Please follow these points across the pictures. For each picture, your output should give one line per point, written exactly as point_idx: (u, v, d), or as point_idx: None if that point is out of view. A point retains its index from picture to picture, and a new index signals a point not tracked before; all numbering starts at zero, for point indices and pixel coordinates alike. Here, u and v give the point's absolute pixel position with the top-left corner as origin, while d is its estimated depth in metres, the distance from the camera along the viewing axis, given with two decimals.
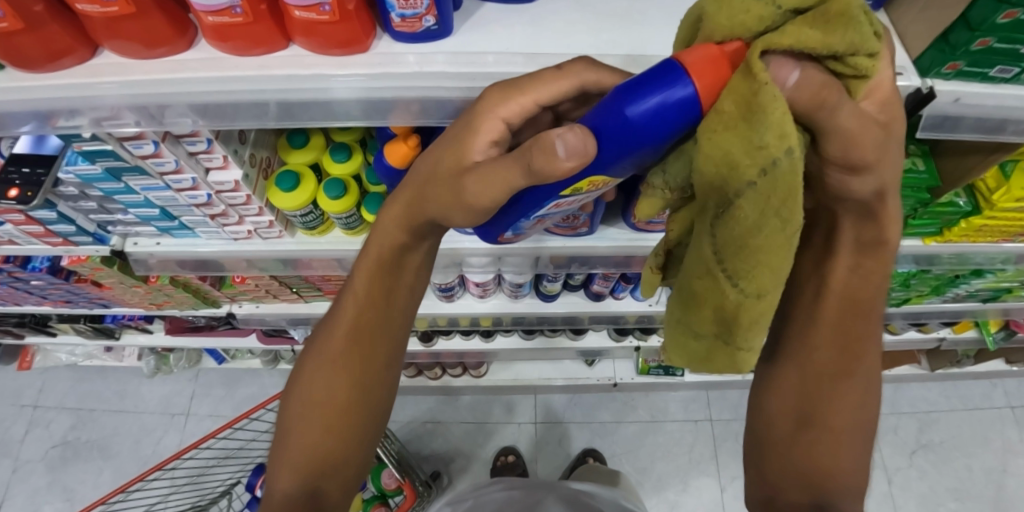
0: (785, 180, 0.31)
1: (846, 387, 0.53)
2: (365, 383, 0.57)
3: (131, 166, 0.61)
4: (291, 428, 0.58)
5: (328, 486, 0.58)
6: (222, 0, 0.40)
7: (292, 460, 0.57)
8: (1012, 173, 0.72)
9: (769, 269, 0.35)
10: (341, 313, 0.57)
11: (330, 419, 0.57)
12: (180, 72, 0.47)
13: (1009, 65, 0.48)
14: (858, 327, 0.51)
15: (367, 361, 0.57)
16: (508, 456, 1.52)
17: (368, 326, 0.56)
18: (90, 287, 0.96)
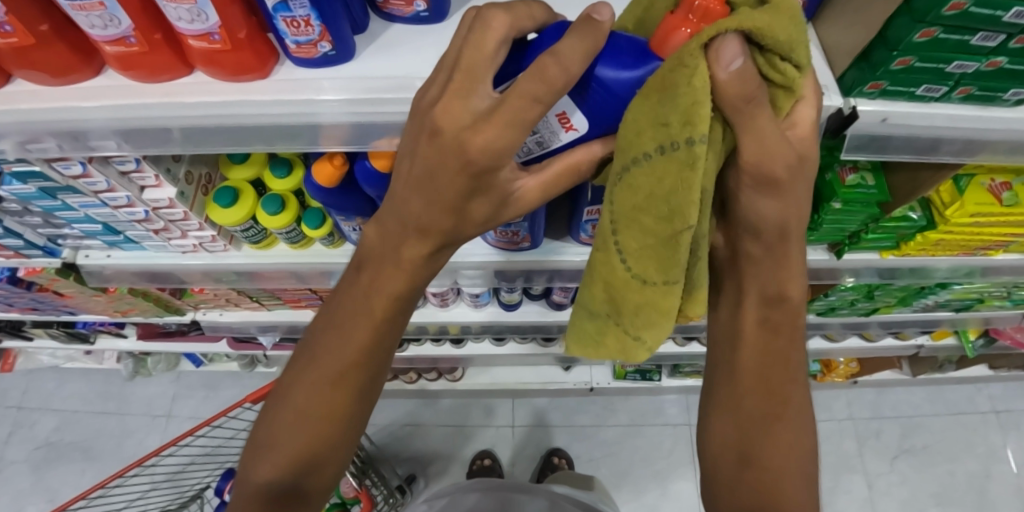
0: (678, 163, 0.34)
1: (780, 426, 0.52)
2: (366, 389, 0.52)
3: (64, 186, 0.62)
4: (274, 426, 0.52)
5: (310, 481, 0.53)
6: (114, 31, 0.41)
7: (275, 454, 0.51)
8: (966, 188, 0.70)
9: (655, 257, 0.40)
10: (346, 312, 0.50)
11: (323, 425, 0.51)
12: (89, 100, 0.47)
13: (935, 84, 0.46)
14: (781, 366, 0.51)
15: (371, 368, 0.51)
16: (485, 459, 1.52)
17: (378, 335, 0.50)
18: (52, 296, 0.96)
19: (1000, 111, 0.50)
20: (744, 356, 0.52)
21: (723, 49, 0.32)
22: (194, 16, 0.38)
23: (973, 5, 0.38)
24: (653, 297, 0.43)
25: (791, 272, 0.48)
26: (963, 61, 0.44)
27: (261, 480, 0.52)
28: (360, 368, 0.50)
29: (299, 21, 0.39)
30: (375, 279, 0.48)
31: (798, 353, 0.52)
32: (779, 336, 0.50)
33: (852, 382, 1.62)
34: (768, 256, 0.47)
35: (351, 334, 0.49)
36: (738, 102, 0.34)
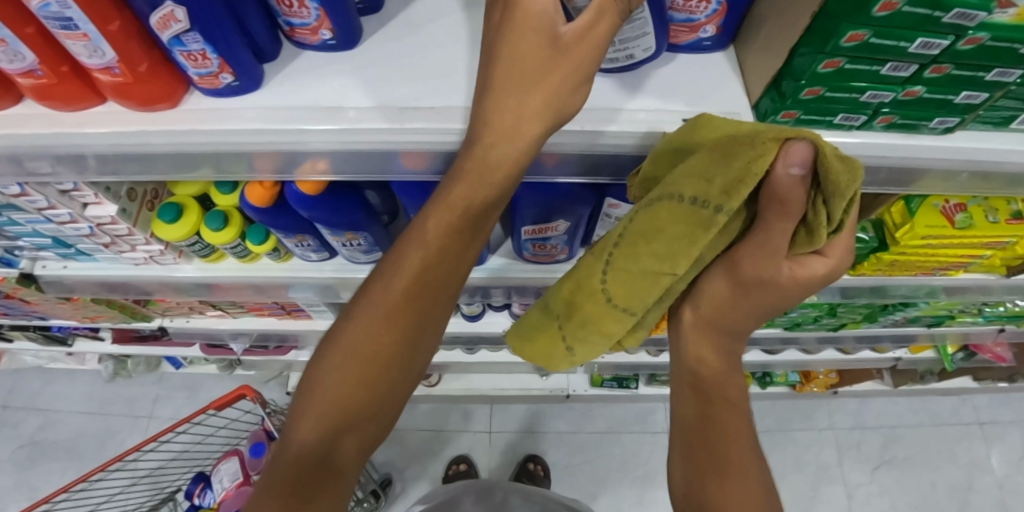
0: (701, 218, 0.40)
1: (730, 480, 0.53)
2: (416, 341, 0.48)
3: (6, 204, 0.62)
4: (318, 381, 0.48)
5: (347, 448, 0.49)
6: (18, 64, 0.41)
7: (319, 410, 0.47)
8: (917, 210, 0.69)
9: (631, 288, 0.48)
10: (397, 254, 0.46)
11: (374, 376, 0.47)
12: (5, 127, 0.47)
13: (852, 113, 0.45)
14: (726, 419, 0.55)
15: (424, 317, 0.48)
16: (461, 464, 1.52)
17: (433, 276, 0.46)
18: (19, 303, 0.97)
19: (926, 138, 0.50)
20: (689, 408, 0.57)
21: (789, 155, 0.34)
22: (92, 52, 0.39)
23: (873, 36, 0.37)
24: (604, 313, 0.51)
25: (725, 345, 0.56)
26: (877, 90, 0.43)
27: (305, 443, 0.47)
28: (415, 315, 0.47)
29: (195, 55, 0.40)
30: (432, 216, 0.44)
31: (744, 415, 0.56)
32: (716, 390, 0.56)
33: (833, 392, 1.61)
34: (700, 335, 0.55)
35: (404, 275, 0.46)
36: (773, 206, 0.37)
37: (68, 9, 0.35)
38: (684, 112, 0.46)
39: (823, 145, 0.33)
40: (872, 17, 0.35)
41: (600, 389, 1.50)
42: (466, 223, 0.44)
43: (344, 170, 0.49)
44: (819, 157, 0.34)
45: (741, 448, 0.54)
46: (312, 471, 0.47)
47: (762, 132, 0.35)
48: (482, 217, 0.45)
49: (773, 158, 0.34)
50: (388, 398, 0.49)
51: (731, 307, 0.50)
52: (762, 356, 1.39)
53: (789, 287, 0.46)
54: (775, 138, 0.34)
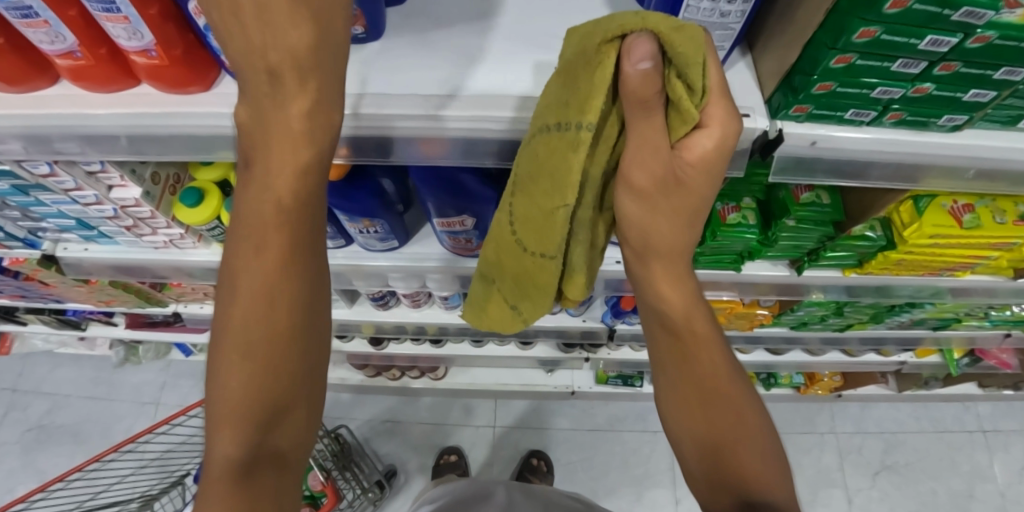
0: (566, 141, 0.39)
1: (727, 414, 0.55)
2: (307, 305, 0.46)
3: (34, 184, 0.65)
4: (220, 381, 0.44)
5: (278, 438, 0.46)
6: (60, 44, 0.43)
7: (228, 410, 0.44)
8: (925, 209, 0.70)
9: (539, 233, 0.47)
10: (253, 232, 0.43)
11: (275, 356, 0.44)
12: (41, 108, 0.50)
13: (862, 108, 0.46)
14: (699, 353, 0.55)
15: (305, 277, 0.45)
16: (451, 455, 1.53)
17: (299, 240, 0.44)
18: (37, 285, 0.99)
19: (935, 135, 0.50)
20: (667, 354, 0.56)
21: (633, 53, 0.34)
22: (131, 35, 0.41)
23: (884, 33, 0.38)
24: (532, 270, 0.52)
25: (680, 271, 0.53)
26: (887, 86, 0.44)
27: (228, 451, 0.44)
28: (295, 285, 0.44)
29: None
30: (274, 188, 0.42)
31: (720, 343, 0.56)
32: (689, 331, 0.55)
33: (836, 396, 1.61)
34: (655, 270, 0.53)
35: (266, 249, 0.43)
36: (633, 103, 0.37)
37: None
38: None
39: (634, 24, 0.34)
40: (882, 13, 0.36)
41: (604, 387, 1.51)
42: (302, 174, 0.42)
43: (362, 155, 0.50)
44: (651, 37, 0.34)
45: (726, 377, 0.56)
46: (246, 472, 0.45)
47: (591, 43, 0.36)
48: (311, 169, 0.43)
49: (614, 58, 0.35)
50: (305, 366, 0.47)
51: (648, 226, 0.49)
52: (766, 357, 1.39)
53: (693, 173, 0.44)
54: (603, 42, 0.35)
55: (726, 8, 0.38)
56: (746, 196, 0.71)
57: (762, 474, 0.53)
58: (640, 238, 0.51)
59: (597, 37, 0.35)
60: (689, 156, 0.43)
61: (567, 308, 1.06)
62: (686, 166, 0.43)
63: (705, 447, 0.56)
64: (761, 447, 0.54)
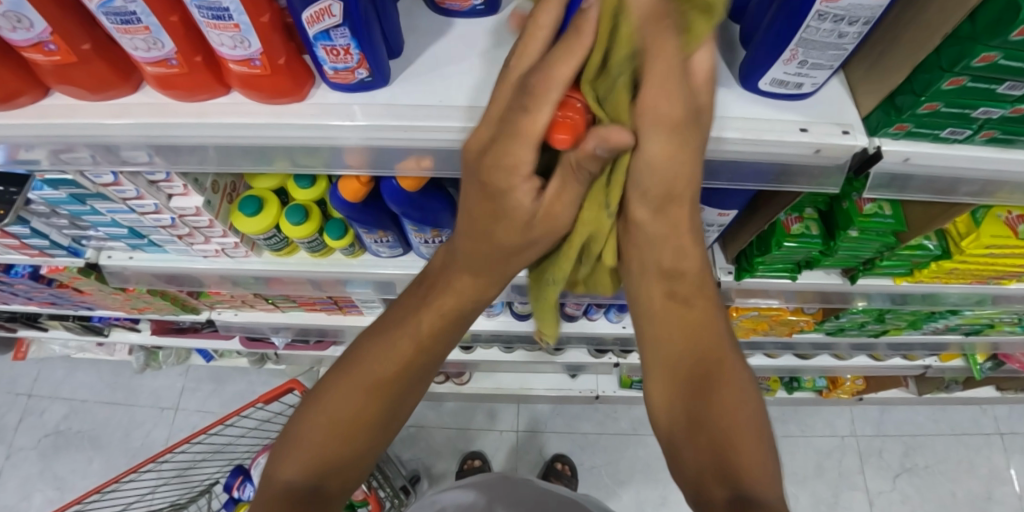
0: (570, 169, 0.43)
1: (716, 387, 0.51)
2: (394, 399, 0.54)
3: (94, 193, 0.63)
4: (299, 429, 0.53)
5: (331, 484, 0.52)
6: (156, 53, 0.42)
7: (303, 450, 0.51)
8: (983, 220, 0.70)
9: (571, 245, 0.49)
10: (380, 332, 0.56)
11: (360, 429, 0.53)
12: (125, 116, 0.48)
13: (960, 127, 0.47)
14: (696, 315, 0.53)
15: (407, 380, 0.55)
16: (475, 460, 1.53)
17: (415, 357, 0.55)
18: (71, 292, 0.97)
19: (1021, 153, 0.50)
20: (665, 326, 0.54)
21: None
22: (237, 43, 0.40)
23: (1003, 58, 0.39)
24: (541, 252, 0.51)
25: (681, 248, 0.51)
26: (989, 107, 0.44)
27: (286, 478, 0.51)
28: (398, 381, 0.54)
29: (338, 50, 0.41)
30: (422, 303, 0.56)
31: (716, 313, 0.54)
32: (679, 294, 0.53)
33: (857, 399, 1.62)
34: (663, 233, 0.50)
35: (400, 345, 0.54)
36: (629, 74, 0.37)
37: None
38: (799, 122, 0.46)
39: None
40: (1008, 40, 0.36)
41: (630, 391, 1.51)
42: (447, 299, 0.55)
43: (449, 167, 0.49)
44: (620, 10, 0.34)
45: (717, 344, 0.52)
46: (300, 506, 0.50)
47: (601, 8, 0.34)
48: (460, 316, 0.56)
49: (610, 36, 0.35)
50: (371, 440, 0.54)
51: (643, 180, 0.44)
52: (793, 361, 1.40)
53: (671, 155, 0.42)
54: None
55: (845, 30, 0.40)
56: (809, 207, 0.72)
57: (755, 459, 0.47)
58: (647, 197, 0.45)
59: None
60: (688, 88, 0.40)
61: (607, 314, 1.06)
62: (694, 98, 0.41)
63: (686, 421, 0.51)
64: (752, 431, 0.49)
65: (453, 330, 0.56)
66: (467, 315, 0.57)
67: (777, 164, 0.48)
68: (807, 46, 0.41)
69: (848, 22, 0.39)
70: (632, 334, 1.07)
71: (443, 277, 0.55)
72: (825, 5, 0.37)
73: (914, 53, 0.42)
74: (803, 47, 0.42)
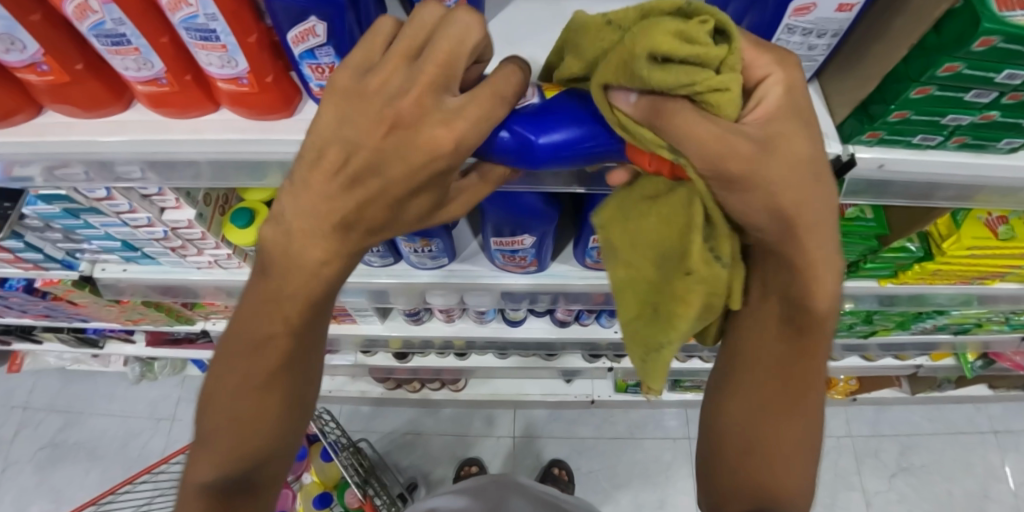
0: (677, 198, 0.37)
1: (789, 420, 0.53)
2: (295, 391, 0.50)
3: (87, 207, 0.64)
4: (205, 432, 0.49)
5: (260, 471, 0.52)
6: (146, 72, 0.43)
7: (211, 451, 0.49)
8: (963, 222, 0.72)
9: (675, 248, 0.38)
10: (248, 345, 0.45)
11: (263, 425, 0.49)
12: (117, 133, 0.49)
13: (931, 134, 0.48)
14: (802, 367, 0.51)
15: (296, 369, 0.48)
16: (472, 466, 1.53)
17: (293, 354, 0.47)
18: (66, 305, 0.98)
19: (994, 157, 0.52)
20: (770, 350, 0.52)
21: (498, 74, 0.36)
22: (225, 63, 0.41)
23: (966, 68, 0.40)
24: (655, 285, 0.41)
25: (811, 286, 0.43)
26: (958, 114, 0.46)
27: (202, 479, 0.49)
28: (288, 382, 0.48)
29: (323, 67, 0.42)
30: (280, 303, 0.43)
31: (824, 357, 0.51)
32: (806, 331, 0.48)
33: (851, 400, 1.63)
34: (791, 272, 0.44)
35: (264, 349, 0.45)
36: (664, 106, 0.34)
37: (215, 21, 0.37)
38: None
39: (661, 43, 0.31)
40: (970, 51, 0.38)
41: (626, 395, 1.52)
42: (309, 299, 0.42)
43: None
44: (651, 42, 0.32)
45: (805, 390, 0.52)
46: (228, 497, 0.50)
47: (605, 69, 0.35)
48: (322, 306, 0.45)
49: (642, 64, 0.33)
50: (283, 427, 0.51)
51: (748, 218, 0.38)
52: None
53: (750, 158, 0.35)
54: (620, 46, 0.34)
55: (814, 42, 0.42)
56: None
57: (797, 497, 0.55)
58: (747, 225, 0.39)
59: (617, 53, 0.34)
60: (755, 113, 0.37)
61: (600, 319, 1.07)
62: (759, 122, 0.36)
63: (750, 440, 0.55)
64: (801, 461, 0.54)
65: (322, 315, 0.46)
66: (329, 300, 0.45)
67: None
68: None
69: (816, 35, 0.41)
70: (625, 338, 1.08)
71: (272, 264, 0.41)
72: (795, 19, 0.39)
73: (884, 64, 0.44)
74: None
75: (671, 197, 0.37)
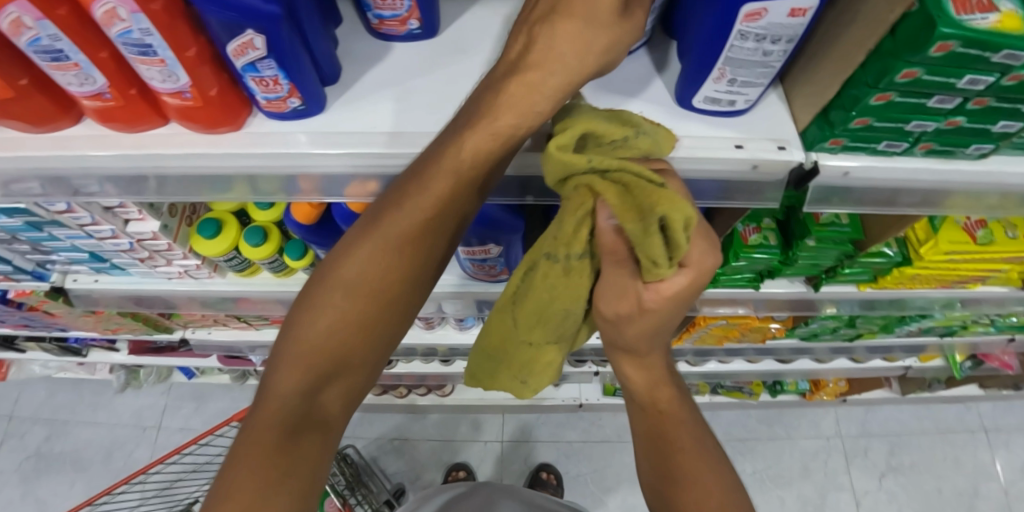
0: (576, 268, 0.41)
1: (688, 493, 0.53)
2: (408, 292, 0.44)
3: (49, 221, 0.63)
4: (309, 318, 0.44)
5: (335, 391, 0.46)
6: (89, 87, 0.43)
7: (304, 354, 0.44)
8: (941, 226, 0.70)
9: (550, 302, 0.44)
10: (387, 209, 0.42)
11: (360, 326, 0.44)
12: (66, 148, 0.49)
13: (896, 140, 0.47)
14: (674, 434, 0.54)
15: (421, 259, 0.43)
16: (460, 471, 1.52)
17: (427, 230, 0.42)
18: (41, 316, 0.97)
19: (963, 163, 0.51)
20: (641, 432, 0.56)
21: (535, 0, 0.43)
22: (166, 77, 0.40)
23: (926, 74, 0.39)
24: (508, 338, 0.49)
25: (644, 362, 0.51)
26: (922, 120, 0.45)
27: (287, 388, 0.44)
28: (405, 286, 0.44)
29: (267, 80, 0.42)
30: (426, 176, 0.40)
31: (686, 416, 0.55)
32: (650, 406, 0.54)
33: (841, 401, 1.62)
34: (639, 366, 0.51)
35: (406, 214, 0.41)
36: (611, 257, 0.40)
37: (150, 36, 0.36)
38: (735, 139, 0.47)
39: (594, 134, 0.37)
40: (928, 56, 0.37)
41: (613, 399, 1.51)
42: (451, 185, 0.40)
43: None
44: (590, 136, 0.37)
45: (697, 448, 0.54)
46: (297, 413, 0.44)
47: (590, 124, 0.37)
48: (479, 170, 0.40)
49: (593, 205, 0.37)
50: (378, 341, 0.45)
51: (635, 314, 0.43)
52: (775, 365, 1.40)
53: (660, 306, 0.42)
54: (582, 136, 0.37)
55: (769, 48, 0.40)
56: (767, 217, 0.72)
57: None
58: (633, 319, 0.44)
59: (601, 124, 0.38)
60: (679, 278, 0.40)
61: None
62: (688, 280, 0.40)
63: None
64: None
65: (474, 192, 0.41)
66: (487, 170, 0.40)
67: (719, 181, 0.49)
68: (734, 64, 0.42)
69: (770, 41, 0.39)
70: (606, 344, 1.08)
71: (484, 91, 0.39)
72: (746, 24, 0.38)
73: (843, 69, 0.43)
74: (730, 66, 0.42)
75: (578, 262, 0.40)
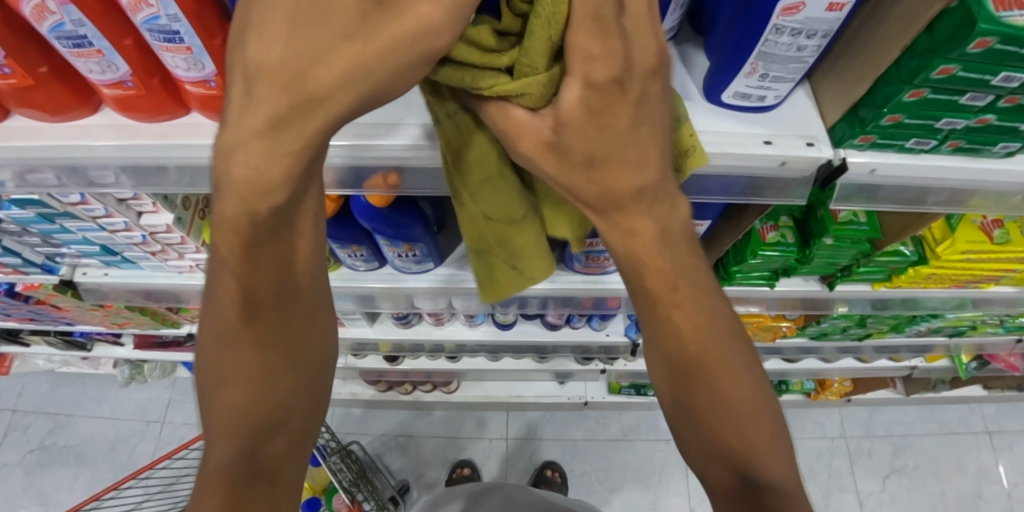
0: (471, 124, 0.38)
1: (708, 386, 0.40)
2: (285, 337, 0.40)
3: (62, 212, 0.63)
4: (207, 393, 0.40)
5: (272, 444, 0.44)
6: (111, 75, 0.42)
7: (219, 427, 0.41)
8: (958, 226, 0.70)
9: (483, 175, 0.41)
10: (211, 292, 0.36)
11: (259, 388, 0.40)
12: (85, 137, 0.48)
13: (924, 138, 0.47)
14: (688, 328, 0.39)
15: (277, 310, 0.37)
16: (464, 469, 1.52)
17: (264, 286, 0.35)
18: (49, 309, 0.96)
19: (988, 162, 0.50)
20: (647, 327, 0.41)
21: None
22: (191, 65, 0.40)
23: (961, 70, 0.39)
24: (477, 218, 0.45)
25: (636, 216, 0.35)
26: (952, 118, 0.44)
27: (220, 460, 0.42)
28: (292, 330, 0.40)
29: None
30: (224, 256, 0.33)
31: (709, 303, 0.39)
32: (660, 296, 0.38)
33: (846, 401, 1.63)
34: (619, 225, 0.36)
35: (236, 291, 0.35)
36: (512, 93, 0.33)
37: (178, 23, 0.35)
38: (764, 134, 0.46)
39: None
40: (965, 52, 0.36)
41: (619, 397, 1.51)
42: (250, 245, 0.32)
43: (416, 183, 0.50)
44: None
45: (712, 348, 0.39)
46: (242, 475, 0.43)
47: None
48: (274, 225, 0.31)
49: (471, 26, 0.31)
50: (288, 388, 0.42)
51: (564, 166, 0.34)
52: (781, 365, 1.40)
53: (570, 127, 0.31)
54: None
55: (804, 43, 0.40)
56: (784, 215, 0.72)
57: (780, 480, 0.41)
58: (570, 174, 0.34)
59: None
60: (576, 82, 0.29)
61: (591, 322, 1.06)
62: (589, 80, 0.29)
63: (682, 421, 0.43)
64: (765, 424, 0.40)
65: (295, 222, 0.34)
66: (287, 208, 0.31)
67: (744, 177, 0.49)
68: (767, 59, 0.42)
69: (806, 36, 0.39)
70: (616, 341, 1.08)
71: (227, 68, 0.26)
72: (782, 19, 0.37)
73: (875, 64, 0.42)
74: (763, 61, 0.42)
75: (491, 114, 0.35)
